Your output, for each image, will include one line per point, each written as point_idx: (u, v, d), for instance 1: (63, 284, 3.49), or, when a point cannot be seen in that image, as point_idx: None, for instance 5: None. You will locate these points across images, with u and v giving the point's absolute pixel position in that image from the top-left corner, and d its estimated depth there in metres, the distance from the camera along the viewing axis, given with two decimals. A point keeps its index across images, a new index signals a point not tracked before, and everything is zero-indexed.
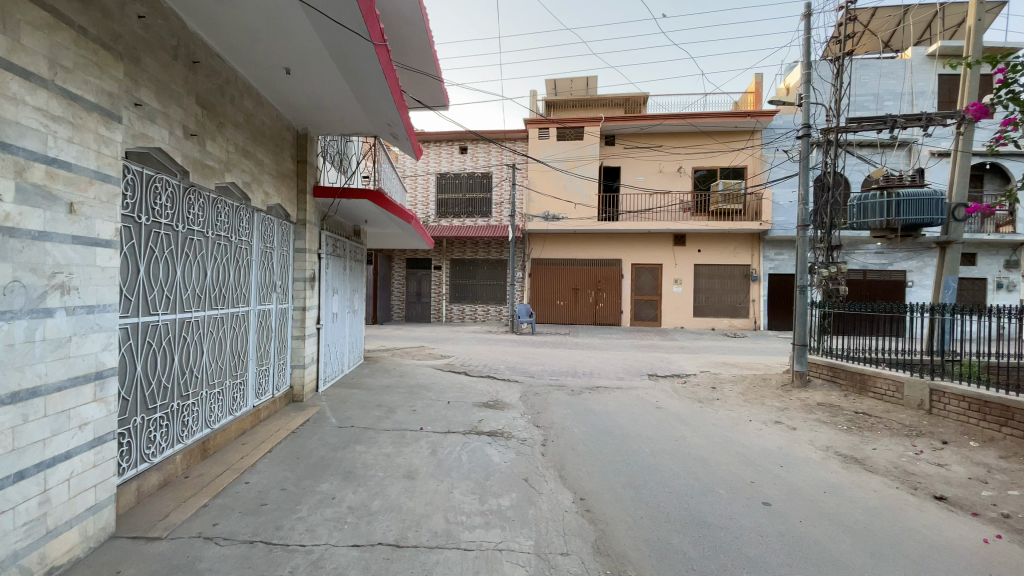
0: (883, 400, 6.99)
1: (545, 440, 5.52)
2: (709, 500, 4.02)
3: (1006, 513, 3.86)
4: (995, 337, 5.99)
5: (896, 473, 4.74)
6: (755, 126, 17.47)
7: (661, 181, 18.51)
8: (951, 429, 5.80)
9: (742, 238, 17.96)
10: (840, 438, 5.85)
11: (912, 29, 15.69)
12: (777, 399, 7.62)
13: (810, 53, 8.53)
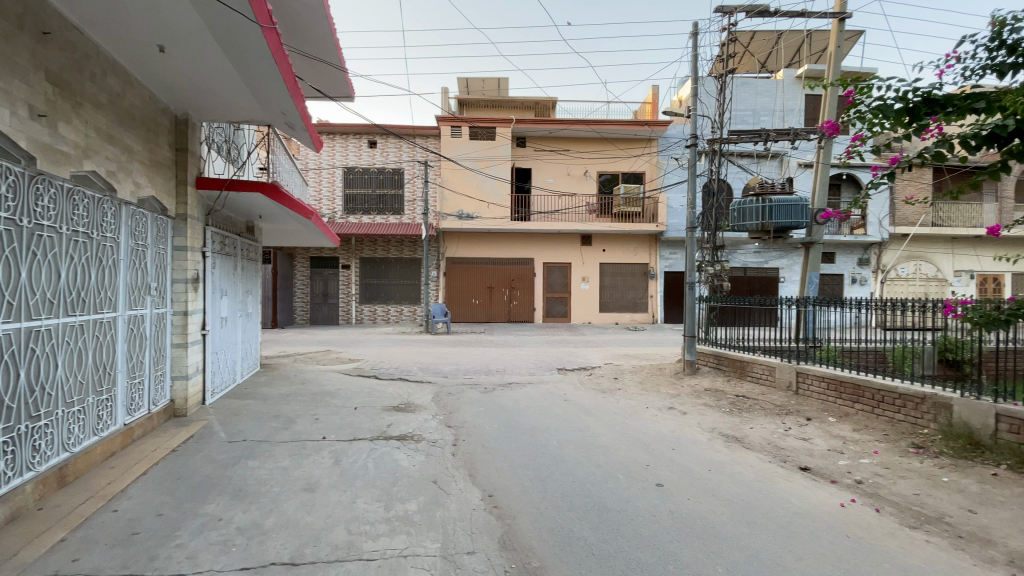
0: (759, 383, 7.84)
1: (456, 440, 5.49)
2: (609, 486, 4.24)
3: (858, 479, 4.49)
4: (847, 325, 6.95)
5: (769, 449, 5.34)
6: (653, 134, 18.75)
7: (569, 184, 19.21)
8: (813, 407, 6.65)
9: (642, 239, 19.18)
10: (723, 419, 6.46)
11: (782, 53, 17.68)
12: (671, 387, 8.25)
13: (698, 69, 9.32)
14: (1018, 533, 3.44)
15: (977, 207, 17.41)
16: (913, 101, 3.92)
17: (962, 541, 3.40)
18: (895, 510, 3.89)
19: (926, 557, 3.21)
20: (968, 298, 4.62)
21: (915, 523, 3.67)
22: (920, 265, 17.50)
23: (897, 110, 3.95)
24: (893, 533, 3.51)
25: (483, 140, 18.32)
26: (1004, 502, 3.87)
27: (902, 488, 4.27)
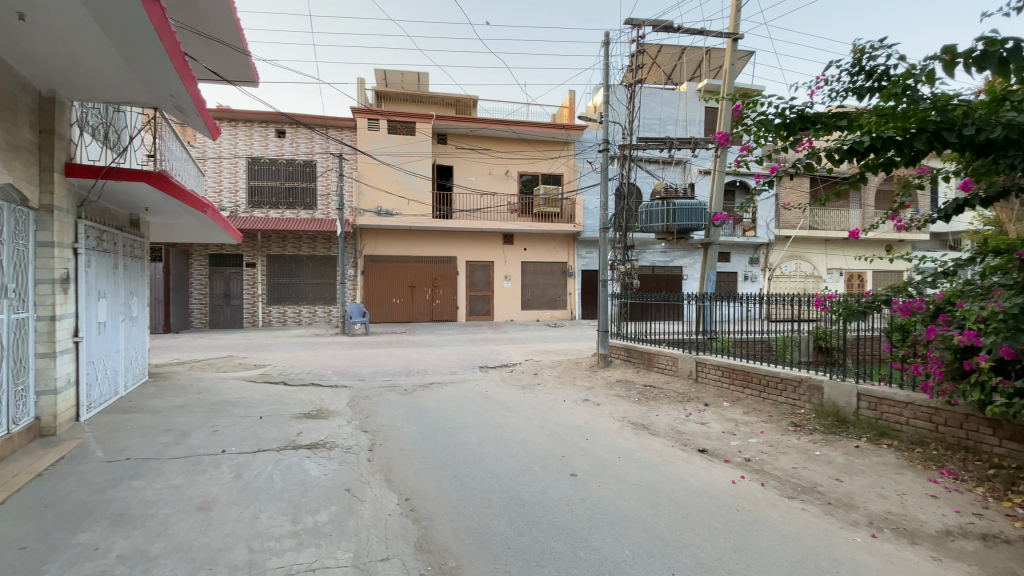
0: (664, 373, 8.42)
1: (372, 444, 5.31)
2: (526, 480, 4.32)
3: (746, 457, 4.97)
4: (743, 319, 7.56)
5: (672, 434, 5.75)
6: (570, 137, 19.40)
7: (490, 183, 19.26)
8: (710, 393, 7.27)
9: (561, 238, 19.77)
10: (632, 408, 6.86)
11: (685, 67, 19.06)
12: (586, 380, 8.60)
13: (609, 77, 9.80)
14: (872, 497, 4.00)
15: (844, 213, 19.95)
16: (789, 117, 4.39)
17: (830, 507, 3.88)
18: (778, 483, 4.35)
19: (803, 523, 3.62)
20: (832, 292, 5.33)
21: (794, 494, 4.13)
22: (800, 263, 19.77)
23: (777, 125, 4.41)
24: (776, 505, 3.93)
25: (402, 135, 17.80)
26: (862, 470, 4.47)
27: (782, 462, 4.79)
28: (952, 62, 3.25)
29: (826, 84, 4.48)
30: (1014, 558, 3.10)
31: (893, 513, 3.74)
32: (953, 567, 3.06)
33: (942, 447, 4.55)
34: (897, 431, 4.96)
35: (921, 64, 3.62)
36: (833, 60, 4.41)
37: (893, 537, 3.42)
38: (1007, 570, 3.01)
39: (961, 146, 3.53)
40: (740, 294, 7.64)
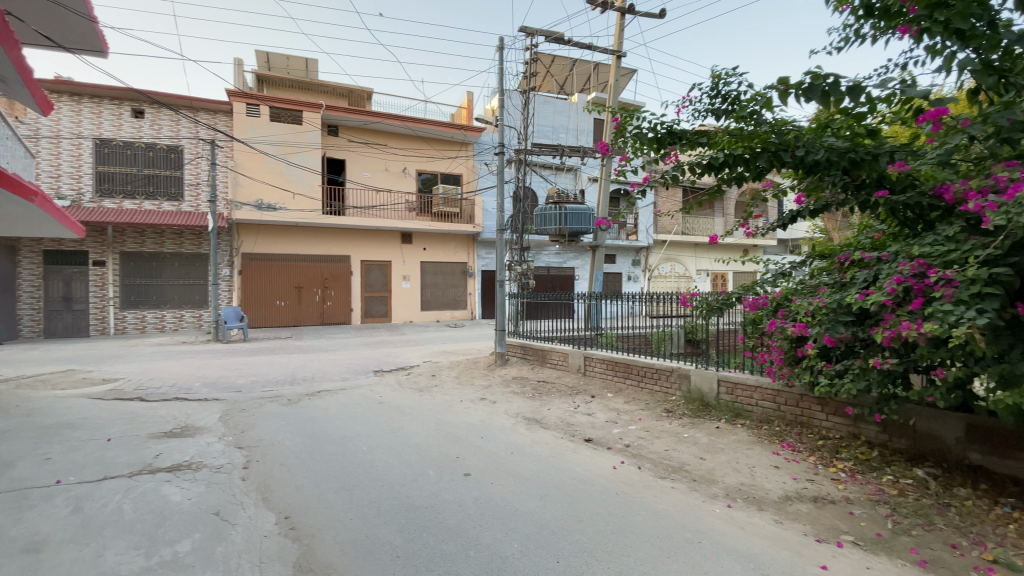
0: (556, 368, 8.80)
1: (248, 461, 4.86)
2: (418, 484, 4.25)
3: (626, 443, 5.36)
4: (628, 315, 8.07)
5: (561, 426, 6.02)
6: (467, 138, 19.45)
7: (386, 180, 18.58)
8: (597, 385, 7.75)
9: (460, 238, 19.73)
10: (526, 404, 7.07)
11: (576, 78, 20.09)
12: (483, 378, 8.69)
13: (503, 82, 10.01)
14: (729, 471, 4.54)
15: (710, 220, 22.47)
16: (660, 132, 4.82)
17: (695, 484, 4.34)
18: (652, 466, 4.77)
19: (673, 501, 4.00)
20: (694, 291, 5.98)
21: (666, 475, 4.55)
22: (674, 265, 21.93)
23: (649, 138, 4.83)
24: (651, 486, 4.30)
25: (286, 123, 16.52)
26: (722, 448, 5.06)
27: (656, 446, 5.25)
28: (786, 92, 3.73)
29: (690, 105, 4.85)
30: (836, 515, 3.70)
31: (745, 484, 4.27)
32: (791, 528, 3.57)
33: (783, 424, 5.31)
34: (749, 411, 5.71)
35: (762, 92, 4.16)
36: (696, 83, 4.76)
37: (745, 506, 3.91)
38: (831, 525, 3.58)
39: (794, 165, 4.09)
40: (625, 292, 8.12)
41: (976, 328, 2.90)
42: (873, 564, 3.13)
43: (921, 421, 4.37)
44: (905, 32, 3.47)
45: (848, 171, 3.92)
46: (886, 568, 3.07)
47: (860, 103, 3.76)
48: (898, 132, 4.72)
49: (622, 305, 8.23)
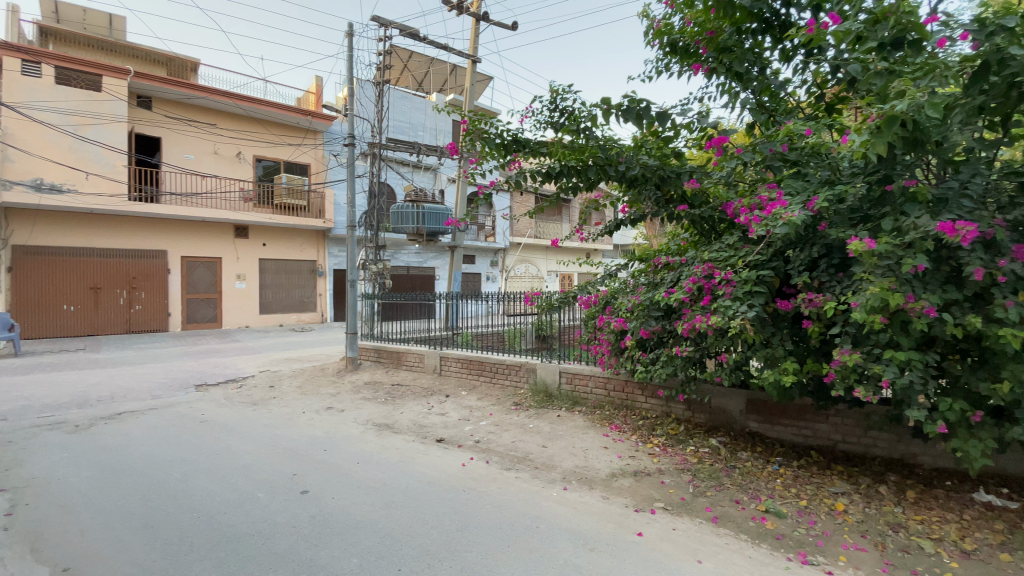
0: (411, 370, 8.63)
1: (10, 506, 3.84)
2: (244, 509, 3.79)
3: (476, 439, 5.48)
4: (486, 314, 8.06)
5: (413, 429, 5.91)
6: (316, 126, 18.03)
7: (216, 165, 16.31)
8: (452, 384, 7.77)
9: (307, 234, 18.22)
10: (377, 409, 6.79)
11: (434, 78, 19.97)
12: (331, 386, 8.13)
13: (353, 71, 9.48)
14: (566, 456, 4.92)
15: (559, 225, 24.18)
16: (505, 139, 5.03)
17: (537, 471, 4.61)
18: (499, 459, 4.94)
19: (516, 490, 4.19)
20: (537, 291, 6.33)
21: (511, 466, 4.76)
22: (528, 266, 23.11)
23: (496, 144, 4.99)
24: (496, 478, 4.45)
25: (79, 88, 13.49)
26: (562, 434, 5.46)
27: (505, 439, 5.45)
28: (609, 111, 4.16)
29: (532, 116, 5.11)
30: (651, 486, 4.24)
31: (580, 467, 4.66)
32: (615, 502, 4.00)
33: (613, 408, 5.96)
34: (585, 398, 6.27)
35: (590, 110, 4.57)
36: (536, 96, 5.03)
37: (579, 487, 4.27)
38: (647, 495, 4.09)
39: (618, 178, 4.59)
40: (484, 291, 8.09)
41: (746, 320, 3.56)
42: (677, 524, 3.64)
43: (715, 398, 5.23)
44: (697, 70, 4.09)
45: (659, 187, 4.51)
46: (687, 527, 3.61)
47: (668, 127, 4.34)
48: (698, 153, 5.55)
49: (481, 304, 8.19)
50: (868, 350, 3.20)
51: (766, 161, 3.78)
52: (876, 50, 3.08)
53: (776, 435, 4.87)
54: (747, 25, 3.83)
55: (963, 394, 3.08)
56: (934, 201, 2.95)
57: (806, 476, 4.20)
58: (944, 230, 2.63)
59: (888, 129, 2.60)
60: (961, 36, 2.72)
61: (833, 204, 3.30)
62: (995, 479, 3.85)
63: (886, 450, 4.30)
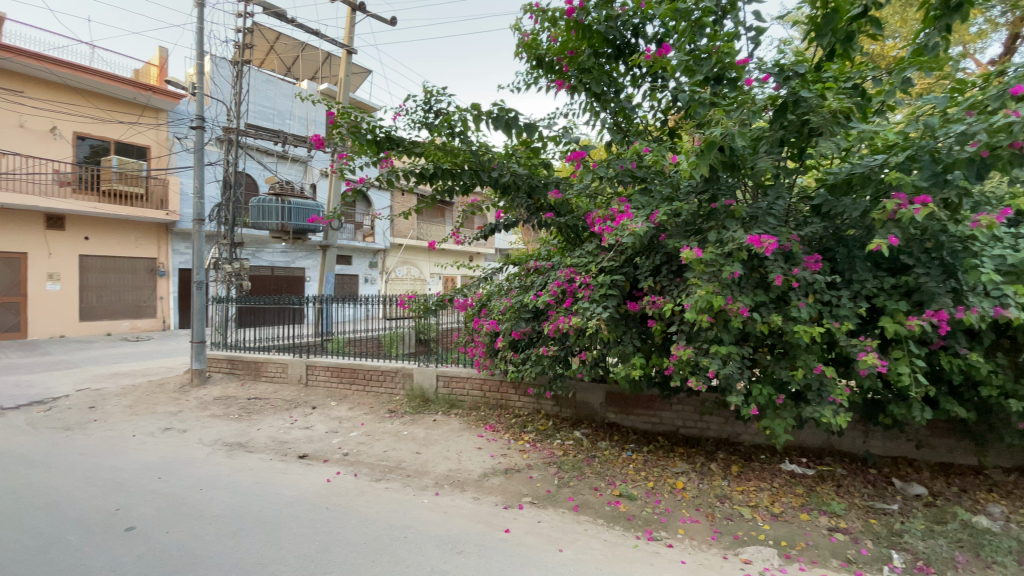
0: (272, 382, 7.90)
1: None
2: (46, 558, 3.13)
3: (344, 452, 5.19)
4: (360, 319, 7.64)
5: (272, 446, 5.41)
6: (160, 104, 15.69)
7: (22, 141, 13.33)
8: (319, 394, 7.27)
9: (147, 227, 15.76)
10: (229, 427, 6.08)
11: (304, 64, 18.63)
12: (172, 404, 7.08)
13: (205, 47, 8.42)
14: (439, 460, 4.87)
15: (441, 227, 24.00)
16: (377, 136, 4.81)
17: (408, 480, 4.50)
18: (369, 470, 4.73)
19: (385, 502, 4.04)
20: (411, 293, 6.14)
21: (381, 476, 4.58)
22: (410, 268, 22.67)
23: (367, 140, 4.75)
24: (365, 491, 4.25)
25: None
26: (436, 439, 5.40)
27: (375, 449, 5.24)
28: (479, 116, 4.18)
29: (405, 114, 4.91)
30: (520, 482, 4.38)
31: (452, 470, 4.65)
32: (485, 502, 4.05)
33: (487, 408, 6.07)
34: (461, 401, 6.30)
35: (460, 115, 4.55)
36: (410, 95, 4.82)
37: (450, 491, 4.26)
38: (516, 492, 4.21)
39: (491, 184, 4.67)
40: (359, 295, 7.64)
41: (601, 320, 3.88)
42: (542, 517, 3.81)
43: (580, 394, 5.60)
44: (560, 85, 4.31)
45: (530, 195, 4.71)
46: (551, 518, 3.79)
47: (537, 137, 4.50)
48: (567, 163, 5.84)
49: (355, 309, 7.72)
50: (699, 345, 3.66)
51: (618, 176, 4.11)
52: (706, 84, 3.53)
53: (631, 424, 5.37)
54: (603, 49, 4.15)
55: (770, 381, 3.66)
56: (748, 218, 3.47)
57: (654, 459, 4.68)
58: (753, 242, 3.10)
59: (709, 152, 3.00)
60: (764, 79, 3.24)
61: (671, 217, 3.72)
62: (795, 450, 4.64)
63: (717, 431, 4.96)
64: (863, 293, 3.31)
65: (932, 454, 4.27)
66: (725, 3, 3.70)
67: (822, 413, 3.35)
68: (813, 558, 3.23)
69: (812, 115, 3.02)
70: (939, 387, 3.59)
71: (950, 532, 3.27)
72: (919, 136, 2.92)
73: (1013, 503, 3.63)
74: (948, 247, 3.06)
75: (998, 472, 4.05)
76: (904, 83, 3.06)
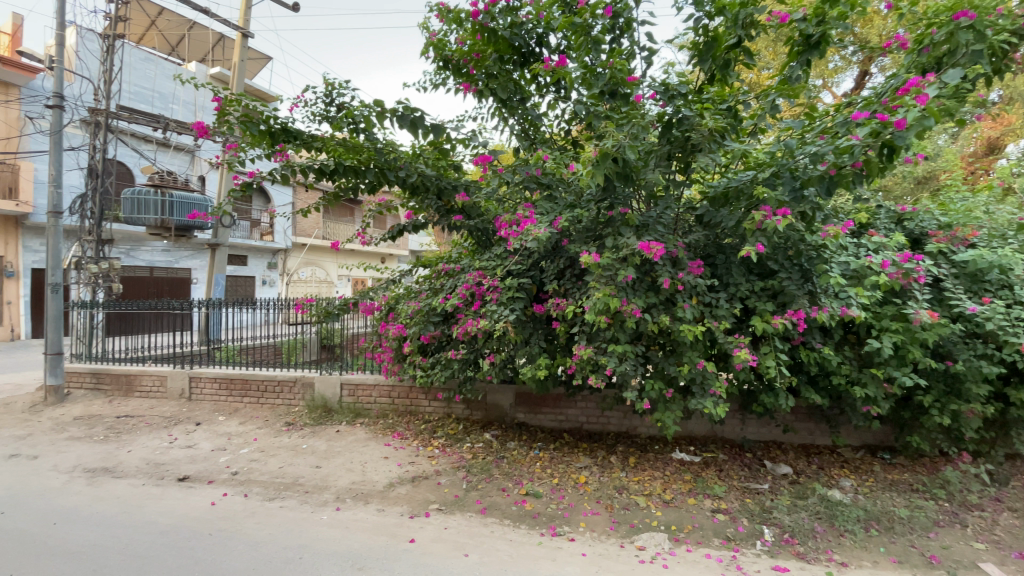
0: (148, 397, 7.04)
1: None
2: None
3: (233, 471, 4.76)
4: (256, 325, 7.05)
5: (146, 469, 4.81)
6: (7, 75, 13.39)
7: None
8: (205, 409, 6.61)
9: None
10: (93, 451, 5.32)
11: (193, 45, 16.94)
12: (17, 427, 6.05)
13: (65, 15, 7.32)
14: (342, 473, 4.64)
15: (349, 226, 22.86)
16: (273, 127, 4.43)
17: (306, 496, 4.23)
18: (262, 489, 4.38)
19: (279, 521, 3.77)
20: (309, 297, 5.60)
21: (276, 495, 4.26)
22: (315, 270, 21.34)
23: (260, 131, 4.35)
24: (257, 512, 3.92)
25: None
26: (338, 451, 5.13)
27: (270, 466, 4.87)
28: (381, 114, 3.90)
29: (305, 106, 4.47)
30: (427, 489, 4.29)
31: (355, 482, 4.45)
32: (390, 512, 3.92)
33: (396, 415, 5.90)
34: (367, 409, 6.06)
35: (359, 111, 4.16)
36: (309, 84, 4.39)
37: (353, 504, 4.07)
38: (422, 499, 4.12)
39: (398, 184, 4.51)
40: (254, 299, 7.03)
41: (508, 323, 3.92)
42: (449, 523, 3.77)
43: (490, 396, 5.63)
44: (466, 88, 4.32)
45: (439, 196, 4.61)
46: (458, 523, 3.76)
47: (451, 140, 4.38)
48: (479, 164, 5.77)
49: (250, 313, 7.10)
50: (598, 345, 3.85)
51: (523, 182, 4.14)
52: (602, 97, 3.71)
53: (539, 423, 5.50)
54: (508, 56, 4.20)
55: (661, 376, 3.93)
56: (641, 225, 3.71)
57: (559, 456, 4.83)
58: (644, 248, 3.31)
59: (604, 163, 3.16)
60: (651, 96, 3.48)
61: (572, 223, 3.86)
62: (685, 439, 5.04)
63: (618, 426, 5.24)
64: (738, 295, 3.67)
65: (796, 437, 4.84)
66: (621, 23, 3.92)
67: (705, 404, 3.66)
68: (698, 539, 3.51)
69: (693, 131, 3.30)
70: (801, 377, 4.09)
71: (809, 505, 3.73)
72: (782, 156, 3.29)
73: (857, 476, 4.22)
74: (805, 254, 3.49)
75: (846, 449, 4.69)
76: (770, 108, 3.43)
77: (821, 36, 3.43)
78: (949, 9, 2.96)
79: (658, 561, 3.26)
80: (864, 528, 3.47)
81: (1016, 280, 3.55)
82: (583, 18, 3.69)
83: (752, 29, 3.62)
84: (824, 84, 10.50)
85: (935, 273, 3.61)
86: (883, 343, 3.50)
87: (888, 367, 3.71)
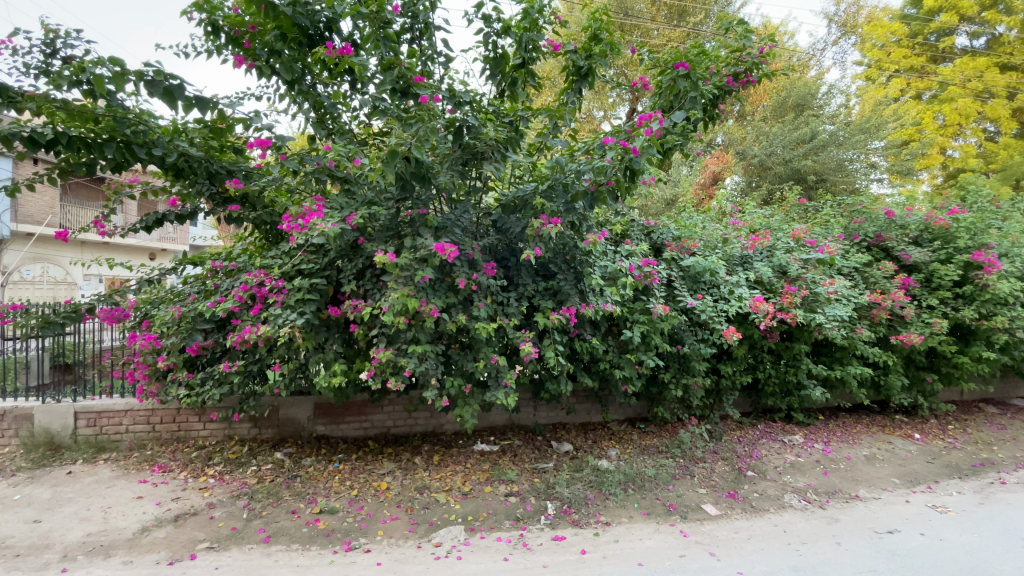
0: None
1: None
2: None
3: None
4: None
5: None
6: None
7: None
8: None
9: None
10: None
11: None
12: None
13: None
14: (73, 525, 3.66)
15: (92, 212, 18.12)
16: None
17: (15, 562, 3.22)
18: None
19: None
20: (16, 303, 4.18)
21: None
22: (47, 267, 16.39)
23: None
24: None
25: None
26: (69, 498, 4.05)
27: None
28: (122, 77, 3.08)
29: (15, 56, 3.29)
30: (196, 526, 3.66)
31: (93, 534, 3.55)
32: (140, 563, 3.23)
33: (157, 445, 4.92)
34: (116, 442, 4.93)
35: (93, 67, 3.26)
36: (18, 27, 3.21)
37: (86, 562, 3.24)
38: (188, 540, 3.50)
39: (153, 163, 3.69)
40: None
41: (295, 328, 3.55)
42: (222, 561, 3.27)
43: (283, 409, 5.11)
44: (241, 61, 3.77)
45: (212, 180, 3.98)
46: (234, 559, 3.29)
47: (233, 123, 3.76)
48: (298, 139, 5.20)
49: None
50: (398, 347, 3.76)
51: (314, 173, 3.74)
52: (394, 94, 3.66)
53: (341, 434, 5.20)
54: (294, 35, 3.80)
55: (460, 373, 4.06)
56: (438, 227, 3.76)
57: (361, 465, 4.63)
58: (437, 249, 3.33)
59: (393, 161, 3.11)
60: (442, 100, 3.53)
61: (368, 221, 3.72)
62: (486, 430, 5.32)
63: (423, 426, 5.28)
64: (525, 295, 4.03)
65: (577, 418, 5.53)
66: (419, 25, 3.93)
67: (498, 396, 3.87)
68: (491, 525, 3.72)
69: (479, 140, 3.51)
70: (577, 365, 4.68)
71: (584, 476, 4.26)
72: (556, 170, 3.68)
73: (621, 445, 5.00)
74: (578, 259, 4.00)
75: (614, 423, 5.52)
76: (549, 127, 3.82)
77: (588, 69, 3.94)
78: (673, 60, 3.69)
79: (452, 554, 3.35)
80: (624, 489, 4.12)
81: (720, 281, 4.62)
82: (374, 10, 3.56)
83: (535, 53, 3.96)
84: (605, 115, 12.38)
85: (669, 275, 4.49)
86: (634, 332, 4.23)
87: (639, 352, 4.48)
